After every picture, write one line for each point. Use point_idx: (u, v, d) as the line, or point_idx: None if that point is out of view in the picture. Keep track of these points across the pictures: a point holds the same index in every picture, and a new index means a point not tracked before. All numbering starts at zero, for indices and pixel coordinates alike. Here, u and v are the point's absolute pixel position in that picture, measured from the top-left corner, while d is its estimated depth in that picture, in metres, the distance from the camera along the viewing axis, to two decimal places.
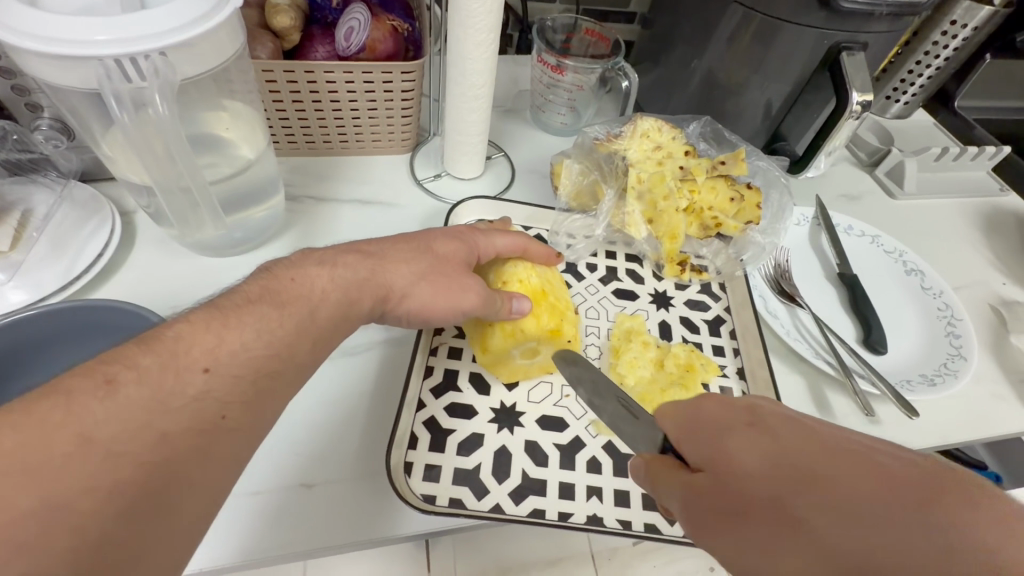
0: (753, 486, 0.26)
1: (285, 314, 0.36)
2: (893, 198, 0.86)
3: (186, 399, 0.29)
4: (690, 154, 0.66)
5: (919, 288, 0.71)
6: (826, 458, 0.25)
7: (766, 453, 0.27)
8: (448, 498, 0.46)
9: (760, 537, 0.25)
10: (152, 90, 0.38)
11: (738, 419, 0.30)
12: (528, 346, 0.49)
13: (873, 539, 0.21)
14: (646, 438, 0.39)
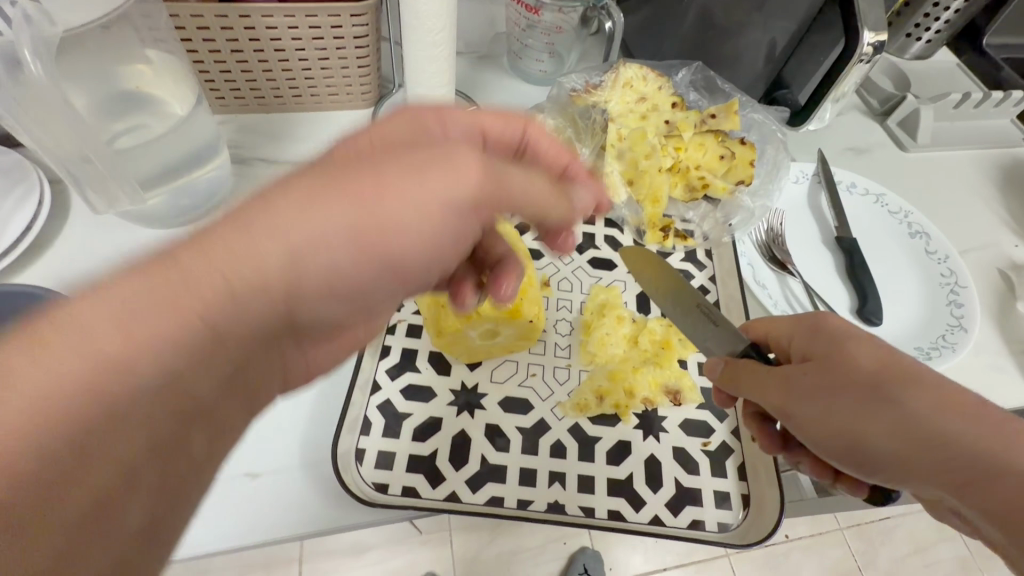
0: (863, 373, 0.34)
1: (153, 357, 0.22)
2: (904, 151, 0.78)
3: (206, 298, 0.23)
4: (677, 106, 0.60)
5: (922, 252, 0.65)
6: (928, 373, 0.33)
7: (889, 361, 0.34)
8: (401, 487, 0.44)
9: (846, 411, 0.34)
10: (18, 44, 0.32)
11: (853, 332, 0.37)
12: (486, 329, 0.44)
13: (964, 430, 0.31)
14: (719, 341, 0.44)
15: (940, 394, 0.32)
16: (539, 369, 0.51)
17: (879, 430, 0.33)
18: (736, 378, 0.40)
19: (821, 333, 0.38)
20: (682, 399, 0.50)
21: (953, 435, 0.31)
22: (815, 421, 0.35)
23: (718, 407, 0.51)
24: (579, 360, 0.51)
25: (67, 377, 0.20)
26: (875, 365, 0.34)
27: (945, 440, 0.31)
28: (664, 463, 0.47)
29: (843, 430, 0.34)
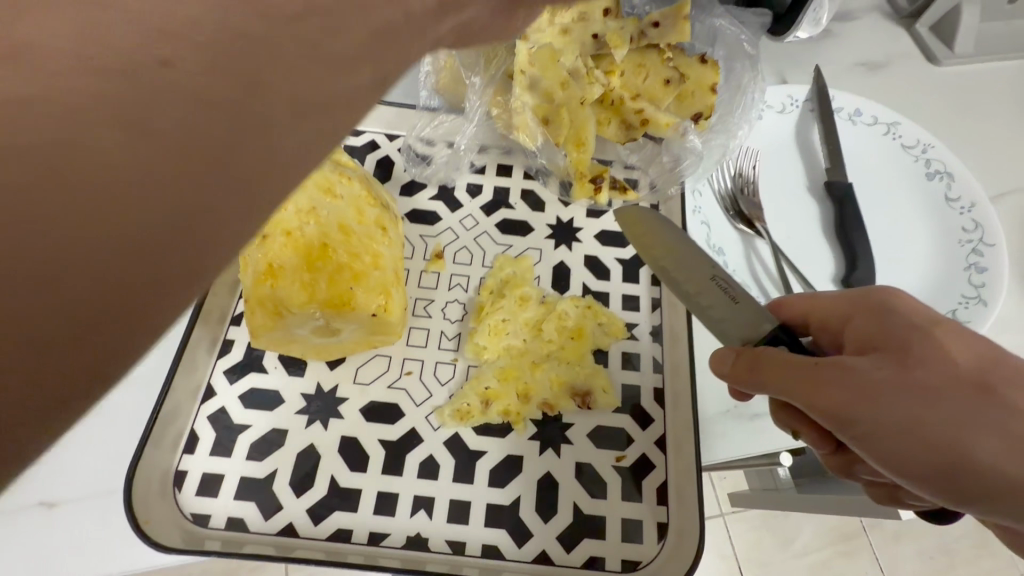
0: (962, 371, 0.26)
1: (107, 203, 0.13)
2: (936, 64, 0.61)
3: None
4: (609, 13, 0.44)
5: (941, 199, 0.51)
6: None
7: (988, 362, 0.26)
8: (227, 518, 0.36)
9: (948, 419, 0.25)
10: None
11: (935, 318, 0.28)
12: (313, 325, 0.34)
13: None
14: (741, 323, 0.32)
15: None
16: (416, 365, 0.41)
17: (993, 449, 0.24)
18: (759, 372, 0.27)
19: (894, 319, 0.28)
20: (592, 403, 0.40)
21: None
22: (901, 433, 0.25)
23: (641, 410, 0.40)
24: (467, 354, 0.41)
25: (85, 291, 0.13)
26: (975, 362, 0.26)
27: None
28: (562, 484, 0.38)
29: (940, 445, 0.25)
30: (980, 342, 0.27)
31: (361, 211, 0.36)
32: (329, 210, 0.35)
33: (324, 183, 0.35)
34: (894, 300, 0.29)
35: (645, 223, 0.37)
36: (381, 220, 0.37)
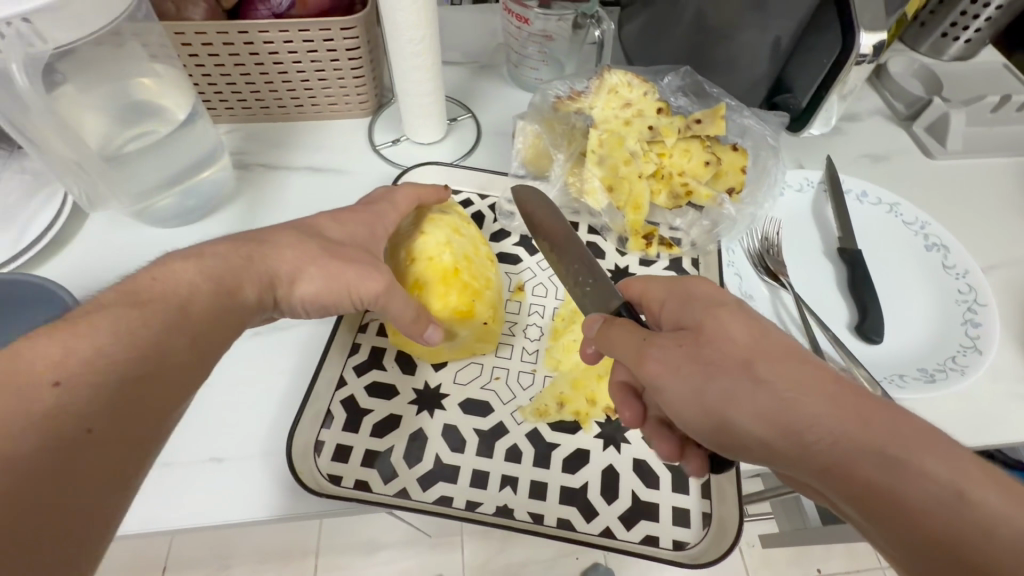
0: (734, 349, 0.35)
1: (145, 314, 0.31)
2: (931, 158, 0.73)
3: (24, 420, 0.25)
4: (662, 111, 0.58)
5: (939, 266, 0.60)
6: (795, 359, 0.34)
7: (753, 336, 0.35)
8: (355, 480, 0.45)
9: (720, 387, 0.34)
10: (9, 60, 0.36)
11: (717, 301, 0.38)
12: (440, 331, 0.45)
13: (836, 406, 0.31)
14: (596, 299, 0.45)
15: (802, 371, 0.33)
16: (503, 372, 0.51)
17: (746, 406, 0.33)
18: (608, 339, 0.40)
19: (695, 307, 0.39)
20: None
21: (822, 411, 0.31)
22: (688, 399, 0.35)
23: None
24: (545, 366, 0.51)
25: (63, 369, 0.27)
26: (739, 338, 0.35)
27: (812, 416, 0.31)
28: (623, 474, 0.46)
29: (713, 407, 0.34)
30: (756, 324, 0.36)
31: (480, 243, 0.48)
32: (457, 239, 0.47)
33: (455, 224, 0.48)
34: (694, 288, 0.40)
35: (536, 212, 0.53)
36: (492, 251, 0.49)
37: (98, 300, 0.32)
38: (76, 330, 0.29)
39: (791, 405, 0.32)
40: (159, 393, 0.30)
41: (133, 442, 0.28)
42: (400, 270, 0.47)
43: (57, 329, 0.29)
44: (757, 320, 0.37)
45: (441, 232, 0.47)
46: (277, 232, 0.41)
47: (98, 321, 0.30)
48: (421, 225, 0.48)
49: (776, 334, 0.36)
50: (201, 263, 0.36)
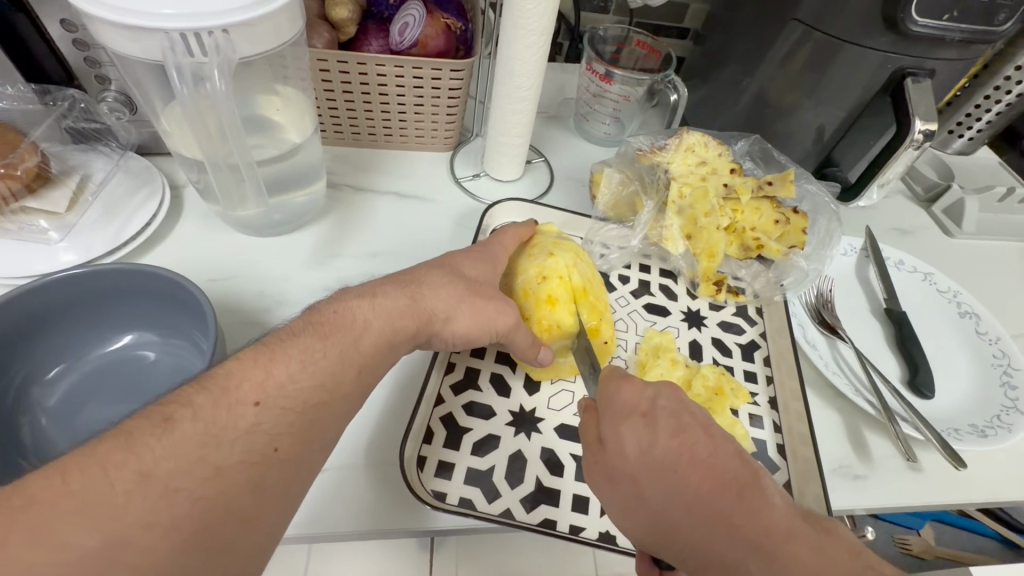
0: (630, 467, 0.37)
1: (327, 344, 0.36)
2: (949, 236, 0.81)
3: (236, 435, 0.30)
4: (736, 172, 0.63)
5: (973, 332, 0.66)
6: (677, 471, 0.36)
7: (643, 458, 0.37)
8: (459, 497, 0.45)
9: (620, 501, 0.38)
10: (210, 66, 0.39)
11: (629, 411, 0.39)
12: (562, 346, 0.52)
13: (697, 536, 0.34)
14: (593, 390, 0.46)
15: (678, 489, 0.35)
16: None
17: (638, 528, 0.37)
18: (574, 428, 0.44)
19: (607, 414, 0.40)
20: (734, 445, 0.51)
21: (686, 538, 0.34)
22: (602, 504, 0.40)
23: (769, 460, 0.52)
24: None
25: (265, 390, 0.32)
26: (625, 457, 0.38)
27: (677, 541, 0.35)
28: None
29: (623, 517, 0.38)
30: (649, 437, 0.37)
31: (597, 272, 0.57)
32: (582, 265, 0.55)
33: (576, 251, 0.56)
34: (612, 395, 0.40)
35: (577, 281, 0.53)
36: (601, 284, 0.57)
37: (291, 326, 0.36)
38: (271, 357, 0.33)
39: (668, 532, 0.35)
40: (326, 423, 0.34)
41: (305, 466, 0.33)
42: (530, 281, 0.53)
43: (267, 348, 0.34)
44: (650, 428, 0.38)
45: (569, 256, 0.54)
46: (426, 271, 0.45)
47: (291, 348, 0.34)
48: (549, 247, 0.55)
49: (671, 444, 0.37)
50: (374, 301, 0.40)
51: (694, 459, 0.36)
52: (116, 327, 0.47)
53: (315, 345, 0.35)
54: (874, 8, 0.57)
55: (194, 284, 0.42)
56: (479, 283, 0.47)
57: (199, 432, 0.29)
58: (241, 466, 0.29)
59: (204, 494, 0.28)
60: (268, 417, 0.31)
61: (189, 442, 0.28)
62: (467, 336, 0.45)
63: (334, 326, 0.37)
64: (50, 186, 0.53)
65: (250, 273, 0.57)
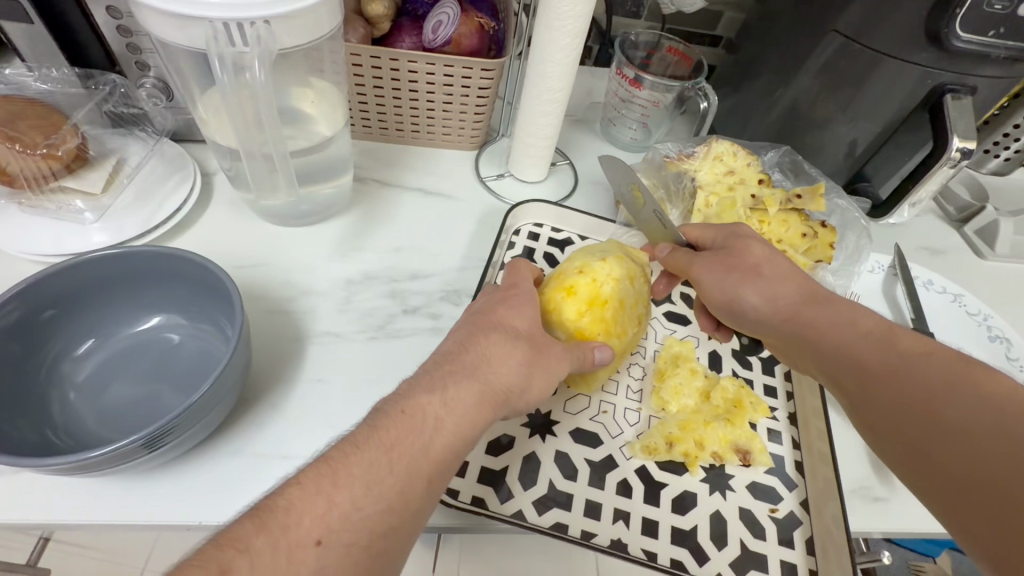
0: (837, 319, 0.41)
1: (424, 439, 0.35)
2: (982, 258, 0.79)
3: (346, 533, 0.30)
4: (764, 183, 0.63)
5: (1004, 357, 0.65)
6: (883, 337, 0.38)
7: (738, 274, 0.47)
8: (471, 496, 0.45)
9: (813, 326, 0.42)
10: (250, 56, 0.39)
11: (716, 251, 0.51)
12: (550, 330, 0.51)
13: (846, 339, 0.40)
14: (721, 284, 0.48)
15: (878, 340, 0.38)
16: (610, 407, 0.52)
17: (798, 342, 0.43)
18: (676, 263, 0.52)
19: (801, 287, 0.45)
20: (751, 460, 0.50)
21: (849, 351, 0.39)
22: (739, 297, 0.47)
23: (786, 476, 0.50)
24: (651, 406, 0.53)
25: (376, 479, 0.32)
26: (744, 278, 0.47)
27: (850, 363, 0.38)
28: (730, 522, 0.47)
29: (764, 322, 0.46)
30: (854, 312, 0.41)
31: (637, 301, 0.54)
32: (626, 285, 0.53)
33: (632, 272, 0.54)
34: (734, 245, 0.50)
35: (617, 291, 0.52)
36: (639, 311, 0.54)
37: (356, 434, 0.34)
38: (408, 417, 0.35)
39: (842, 349, 0.39)
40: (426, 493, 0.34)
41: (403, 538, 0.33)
42: (567, 272, 0.53)
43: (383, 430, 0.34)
44: (788, 275, 0.46)
45: (620, 269, 0.53)
46: (475, 337, 0.41)
47: (421, 407, 0.36)
48: (606, 253, 0.54)
49: (792, 281, 0.46)
50: (443, 395, 0.37)
51: (792, 275, 0.46)
52: (142, 310, 0.48)
53: (417, 434, 0.35)
54: (917, 22, 0.56)
55: (219, 267, 0.43)
56: (534, 337, 0.44)
57: (315, 526, 0.30)
58: (361, 571, 0.30)
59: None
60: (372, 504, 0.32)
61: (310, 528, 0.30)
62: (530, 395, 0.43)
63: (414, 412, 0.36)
64: (88, 168, 0.54)
65: (277, 262, 0.58)
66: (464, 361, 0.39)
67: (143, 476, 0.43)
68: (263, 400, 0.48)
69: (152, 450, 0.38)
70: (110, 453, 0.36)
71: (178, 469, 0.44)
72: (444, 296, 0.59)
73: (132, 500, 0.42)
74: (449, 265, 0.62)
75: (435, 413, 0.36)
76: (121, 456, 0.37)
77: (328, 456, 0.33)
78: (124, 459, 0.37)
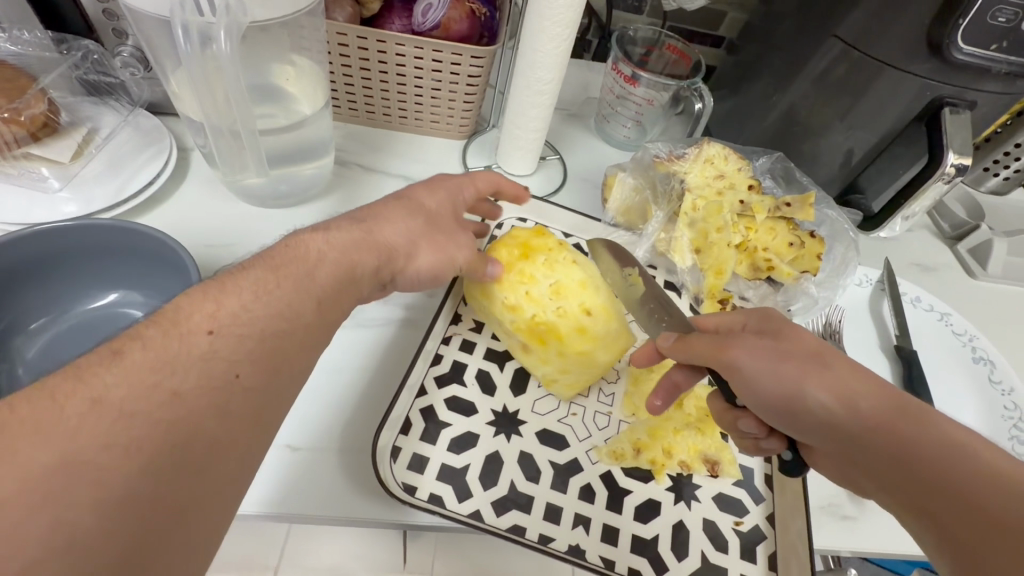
0: (856, 395, 0.35)
1: (293, 276, 0.34)
2: (973, 277, 0.78)
3: (227, 343, 0.29)
4: (754, 188, 0.62)
5: (986, 379, 0.63)
6: (911, 422, 0.32)
7: (789, 363, 0.37)
8: (429, 493, 0.44)
9: (838, 408, 0.35)
10: (217, 26, 0.37)
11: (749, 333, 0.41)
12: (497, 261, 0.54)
13: (939, 458, 0.30)
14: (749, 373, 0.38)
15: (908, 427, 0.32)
16: (580, 410, 0.51)
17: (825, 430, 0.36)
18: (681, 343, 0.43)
19: (804, 341, 0.39)
20: (719, 471, 0.49)
21: (947, 472, 0.30)
22: (755, 371, 0.38)
23: (754, 489, 0.49)
24: (621, 411, 0.52)
25: (269, 296, 0.32)
26: (802, 369, 0.37)
27: (879, 448, 0.33)
28: (693, 533, 0.46)
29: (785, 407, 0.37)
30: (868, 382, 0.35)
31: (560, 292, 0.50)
32: (546, 296, 0.50)
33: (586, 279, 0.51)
34: (782, 330, 0.40)
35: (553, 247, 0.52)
36: (562, 349, 0.48)
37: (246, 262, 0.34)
38: (294, 248, 0.35)
39: (936, 471, 0.30)
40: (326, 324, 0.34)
41: (306, 361, 0.33)
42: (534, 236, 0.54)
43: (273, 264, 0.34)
44: (861, 370, 0.36)
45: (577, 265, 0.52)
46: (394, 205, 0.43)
47: (307, 242, 0.36)
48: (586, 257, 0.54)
49: (876, 382, 0.35)
50: (327, 236, 0.38)
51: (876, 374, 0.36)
52: (102, 283, 0.46)
53: (312, 268, 0.35)
54: (918, 32, 0.54)
55: (177, 242, 0.42)
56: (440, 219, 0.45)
57: (209, 325, 0.29)
58: (257, 359, 0.30)
59: (210, 382, 0.27)
60: (263, 310, 0.31)
61: (200, 334, 0.28)
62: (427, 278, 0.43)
63: (303, 249, 0.36)
64: (56, 137, 0.52)
65: (250, 243, 0.57)
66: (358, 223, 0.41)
67: None
68: None
69: None
70: None
71: None
72: None
73: None
74: None
75: (321, 247, 0.37)
76: None
77: (218, 280, 0.31)
78: None
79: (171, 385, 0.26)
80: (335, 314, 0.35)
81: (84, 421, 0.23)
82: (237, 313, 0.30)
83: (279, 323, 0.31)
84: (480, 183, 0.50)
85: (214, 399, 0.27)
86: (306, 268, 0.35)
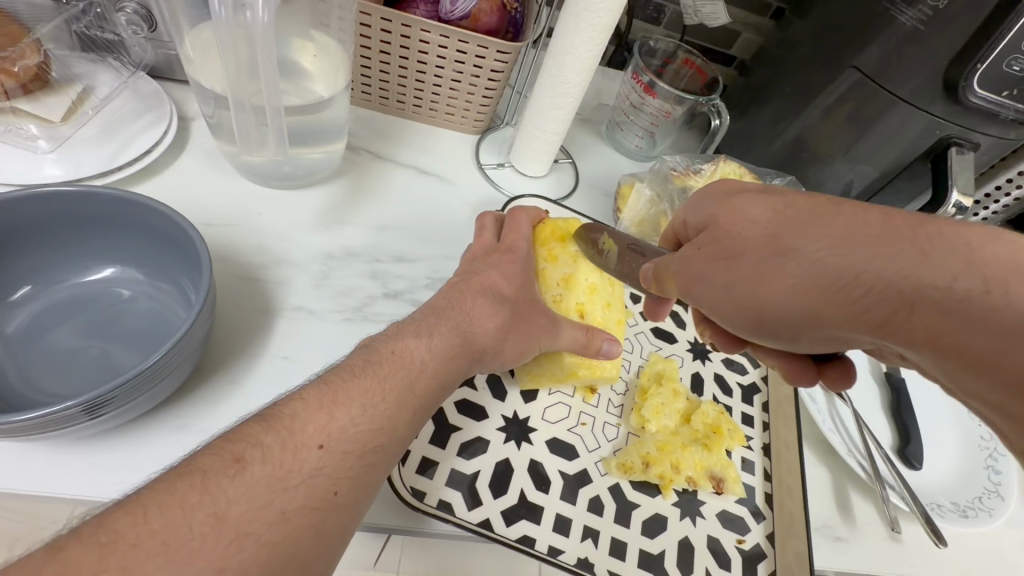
0: (782, 241, 0.35)
1: (386, 388, 0.36)
2: None
3: (300, 478, 0.30)
4: None
5: None
6: (841, 244, 0.32)
7: (758, 278, 0.35)
8: (438, 500, 0.42)
9: (776, 270, 0.34)
10: None
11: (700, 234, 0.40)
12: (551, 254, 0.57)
13: (945, 324, 0.27)
14: (714, 290, 0.37)
15: (846, 249, 0.32)
16: (590, 420, 0.51)
17: (779, 303, 0.34)
18: (661, 277, 0.42)
19: (717, 206, 0.40)
20: (725, 488, 0.49)
21: (944, 323, 0.27)
22: (708, 277, 0.38)
23: (755, 507, 0.50)
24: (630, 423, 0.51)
25: (330, 433, 0.32)
26: (772, 278, 0.34)
27: (839, 293, 0.31)
28: (697, 549, 0.46)
29: (749, 306, 0.36)
30: (783, 216, 0.35)
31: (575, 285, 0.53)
32: (562, 289, 0.53)
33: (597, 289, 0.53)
34: (734, 229, 0.37)
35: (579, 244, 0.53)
36: (575, 367, 0.49)
37: (351, 365, 0.37)
38: (395, 356, 0.38)
39: (945, 339, 0.27)
40: (380, 465, 0.34)
41: (353, 513, 0.32)
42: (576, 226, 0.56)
43: (357, 377, 0.36)
44: (818, 233, 0.33)
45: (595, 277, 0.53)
46: (468, 296, 0.46)
47: (408, 350, 0.39)
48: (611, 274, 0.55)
49: (847, 241, 0.32)
50: (429, 341, 0.41)
51: (842, 227, 0.33)
52: (94, 258, 0.43)
53: (392, 379, 0.37)
54: (935, 71, 0.56)
55: (185, 219, 0.39)
56: (521, 304, 0.48)
57: (266, 475, 0.29)
58: (310, 534, 0.29)
59: (268, 542, 0.27)
60: (332, 459, 0.32)
61: (259, 486, 0.29)
62: (522, 353, 0.47)
63: (396, 349, 0.39)
64: (47, 91, 0.48)
65: (249, 225, 0.53)
66: (461, 308, 0.45)
67: (75, 445, 0.39)
68: (221, 372, 0.44)
69: (96, 416, 0.34)
70: (44, 417, 0.31)
71: (116, 439, 0.39)
72: (430, 283, 0.56)
73: (61, 466, 0.38)
74: (438, 252, 0.59)
75: (421, 359, 0.39)
76: (55, 421, 0.32)
77: (302, 394, 0.34)
78: (57, 425, 0.33)
79: (278, 504, 0.29)
80: (397, 442, 0.36)
81: (205, 540, 0.26)
82: (309, 469, 0.31)
83: (341, 463, 0.32)
84: (522, 227, 0.54)
85: (312, 518, 0.29)
86: (390, 381, 0.37)
